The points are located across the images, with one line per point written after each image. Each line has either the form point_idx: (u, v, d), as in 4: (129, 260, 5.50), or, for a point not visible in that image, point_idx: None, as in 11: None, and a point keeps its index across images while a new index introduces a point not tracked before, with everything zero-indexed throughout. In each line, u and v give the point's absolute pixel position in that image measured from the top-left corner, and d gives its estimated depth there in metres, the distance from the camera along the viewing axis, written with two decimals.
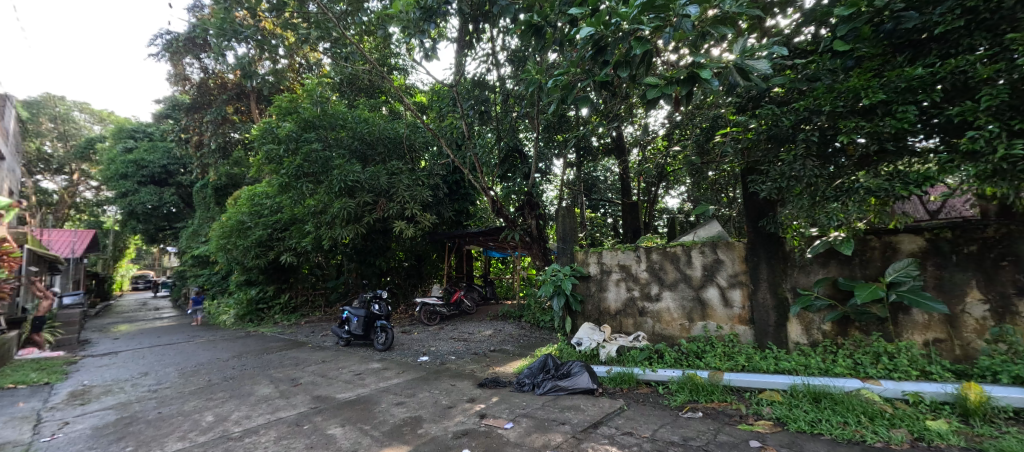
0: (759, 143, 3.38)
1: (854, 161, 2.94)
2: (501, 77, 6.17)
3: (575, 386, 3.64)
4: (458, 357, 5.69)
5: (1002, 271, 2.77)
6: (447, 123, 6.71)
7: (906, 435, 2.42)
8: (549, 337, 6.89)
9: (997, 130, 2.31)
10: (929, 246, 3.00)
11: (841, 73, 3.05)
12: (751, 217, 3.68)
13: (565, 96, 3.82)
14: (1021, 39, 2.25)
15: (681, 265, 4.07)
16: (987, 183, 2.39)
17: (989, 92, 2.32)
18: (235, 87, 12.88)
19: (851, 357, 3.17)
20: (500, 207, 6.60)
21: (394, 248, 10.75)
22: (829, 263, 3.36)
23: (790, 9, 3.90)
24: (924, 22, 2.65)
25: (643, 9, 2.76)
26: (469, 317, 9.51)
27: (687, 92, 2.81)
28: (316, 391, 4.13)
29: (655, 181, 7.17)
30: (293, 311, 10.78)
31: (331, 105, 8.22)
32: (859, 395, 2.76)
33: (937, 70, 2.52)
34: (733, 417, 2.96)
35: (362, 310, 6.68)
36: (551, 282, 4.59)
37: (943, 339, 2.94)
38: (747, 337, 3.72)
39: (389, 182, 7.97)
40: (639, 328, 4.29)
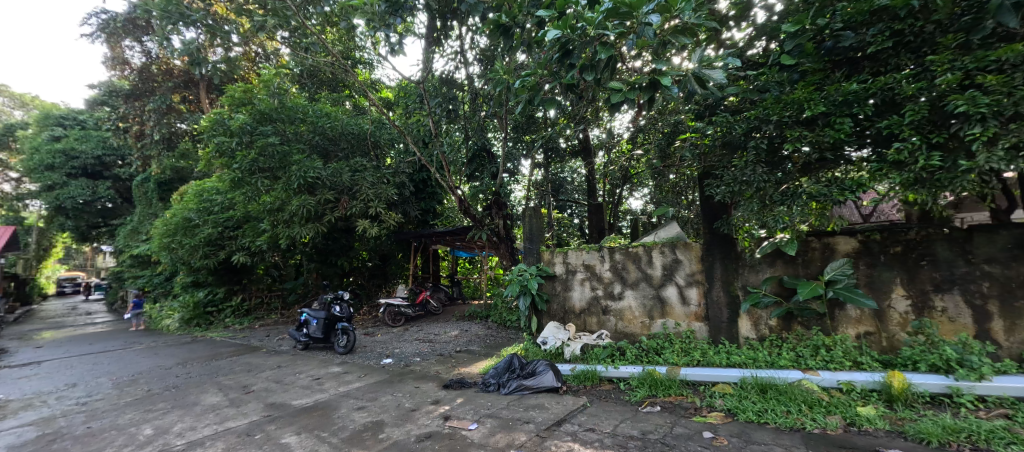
0: (715, 149, 3.59)
1: (798, 167, 3.15)
2: (469, 76, 6.13)
3: (540, 385, 3.68)
4: (423, 358, 5.61)
5: (922, 270, 3.06)
6: (414, 120, 6.58)
7: (840, 421, 2.62)
8: (516, 337, 6.92)
9: (918, 142, 2.54)
10: (861, 246, 3.27)
11: (788, 86, 3.26)
12: (707, 219, 3.86)
13: (533, 98, 3.86)
14: (939, 61, 2.51)
15: (642, 265, 4.21)
16: (911, 191, 2.63)
17: (912, 108, 2.56)
18: (182, 75, 12.05)
19: (794, 351, 3.40)
20: (467, 206, 6.58)
21: (357, 248, 10.44)
22: (775, 262, 3.59)
23: (744, 23, 4.14)
24: (859, 42, 2.89)
25: (608, 15, 2.84)
26: (435, 318, 9.38)
27: (648, 98, 2.93)
28: (270, 399, 3.93)
29: (620, 184, 7.39)
30: (246, 314, 10.21)
31: (290, 97, 7.87)
32: (801, 386, 2.96)
33: (870, 86, 2.74)
34: (689, 410, 3.10)
35: (322, 312, 6.41)
36: (517, 282, 4.62)
37: (873, 332, 3.22)
38: (702, 333, 3.91)
39: (352, 179, 7.73)
40: (602, 326, 4.41)
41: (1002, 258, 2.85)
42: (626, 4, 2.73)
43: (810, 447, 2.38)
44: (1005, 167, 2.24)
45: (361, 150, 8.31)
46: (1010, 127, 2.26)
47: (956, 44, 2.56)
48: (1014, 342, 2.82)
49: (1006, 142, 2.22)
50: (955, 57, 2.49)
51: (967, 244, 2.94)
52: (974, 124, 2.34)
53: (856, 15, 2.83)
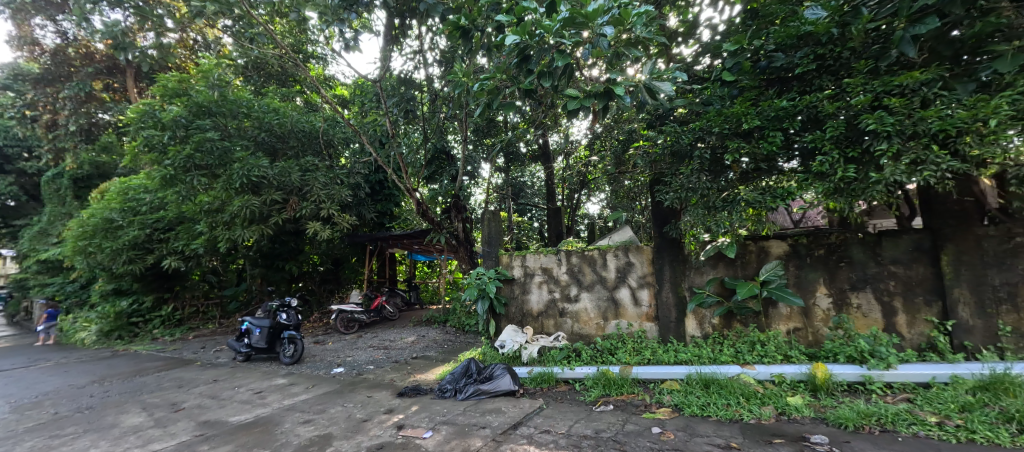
0: (664, 157, 3.79)
1: (737, 176, 3.39)
2: (428, 77, 6.04)
3: (497, 389, 3.67)
4: (376, 366, 5.42)
5: (841, 271, 3.39)
6: (370, 119, 6.37)
7: (773, 410, 2.84)
8: (473, 341, 6.86)
9: (838, 156, 2.82)
10: (791, 249, 3.57)
11: (728, 100, 3.51)
12: (657, 224, 4.06)
13: (491, 101, 3.87)
14: (854, 84, 2.80)
15: (597, 267, 4.33)
16: (832, 199, 2.91)
17: (832, 124, 2.83)
18: (106, 60, 10.98)
19: (733, 347, 3.65)
20: (425, 209, 6.51)
21: (307, 251, 9.92)
22: (718, 264, 3.83)
23: (691, 40, 4.43)
24: (788, 63, 3.17)
25: (564, 24, 2.93)
26: (391, 324, 9.10)
27: (603, 106, 3.04)
28: (203, 416, 3.63)
29: (577, 189, 7.58)
30: (178, 324, 9.36)
31: (234, 90, 7.37)
32: (739, 379, 3.17)
33: (797, 104, 3.02)
34: (639, 407, 3.22)
35: (267, 321, 6.02)
36: (475, 286, 4.59)
37: (801, 327, 3.52)
38: (653, 332, 4.08)
39: (303, 179, 7.36)
40: (559, 328, 4.47)
41: (905, 260, 3.21)
42: (582, 14, 2.83)
43: (747, 436, 2.56)
44: (907, 179, 2.53)
45: (313, 149, 7.93)
46: (909, 144, 2.55)
47: (868, 69, 2.86)
48: (914, 333, 3.18)
49: (907, 157, 2.50)
50: (866, 81, 2.79)
51: (877, 247, 3.29)
52: (882, 141, 2.63)
53: (786, 39, 3.11)
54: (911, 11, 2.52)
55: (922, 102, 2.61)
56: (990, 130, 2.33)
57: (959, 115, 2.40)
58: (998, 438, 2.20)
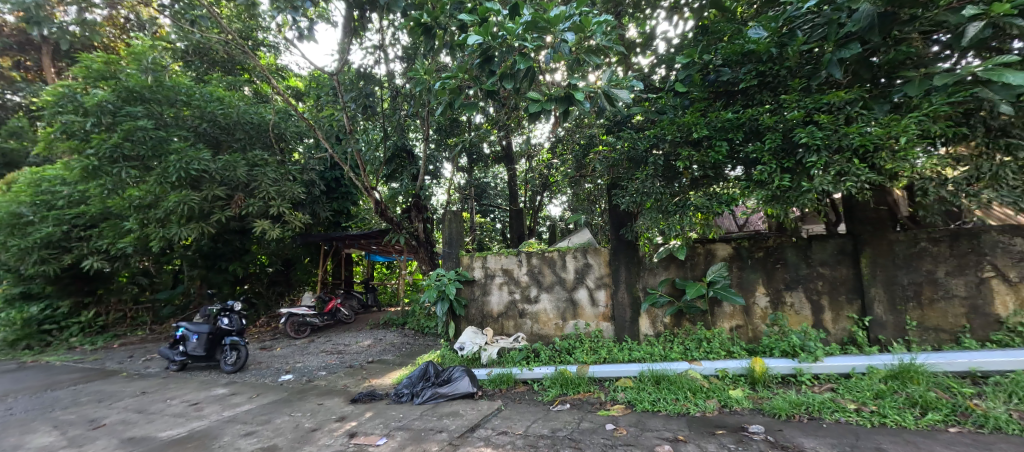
0: (621, 163, 3.93)
1: (688, 183, 3.57)
2: (389, 72, 5.89)
3: (455, 391, 3.63)
4: (329, 372, 5.19)
5: (777, 272, 3.67)
6: (325, 114, 6.11)
7: (716, 404, 3.01)
8: (433, 343, 6.76)
9: (776, 166, 3.04)
10: (734, 252, 3.81)
11: (680, 110, 3.70)
12: (614, 226, 4.19)
13: (453, 101, 3.83)
14: (790, 100, 3.04)
15: (557, 269, 4.40)
16: (770, 206, 3.14)
17: (771, 137, 3.05)
18: (17, 34, 9.81)
19: (682, 344, 3.84)
20: (384, 209, 6.37)
21: (254, 251, 9.33)
22: (669, 266, 4.01)
23: (648, 51, 4.66)
24: (733, 78, 3.39)
25: (527, 28, 2.97)
26: (346, 327, 8.76)
27: (563, 110, 3.11)
28: (128, 432, 3.31)
29: (539, 192, 7.67)
30: (101, 331, 8.48)
31: (172, 76, 6.79)
32: (687, 375, 3.34)
33: (741, 116, 3.23)
34: (595, 405, 3.31)
35: (206, 326, 5.59)
36: (435, 288, 4.51)
37: (742, 325, 3.77)
38: (609, 332, 4.21)
39: (250, 174, 6.91)
40: (519, 329, 4.51)
41: (832, 262, 3.53)
42: (544, 19, 2.88)
43: (693, 428, 2.70)
44: (833, 188, 2.78)
45: (262, 142, 7.48)
46: (835, 157, 2.81)
47: (801, 87, 3.12)
48: (838, 329, 3.49)
49: (833, 169, 2.75)
50: (800, 98, 3.04)
51: (808, 250, 3.59)
52: (812, 154, 2.87)
53: (732, 55, 3.34)
54: (838, 36, 2.78)
55: (846, 119, 2.88)
56: (902, 146, 2.61)
57: (875, 132, 2.67)
58: (905, 421, 2.48)
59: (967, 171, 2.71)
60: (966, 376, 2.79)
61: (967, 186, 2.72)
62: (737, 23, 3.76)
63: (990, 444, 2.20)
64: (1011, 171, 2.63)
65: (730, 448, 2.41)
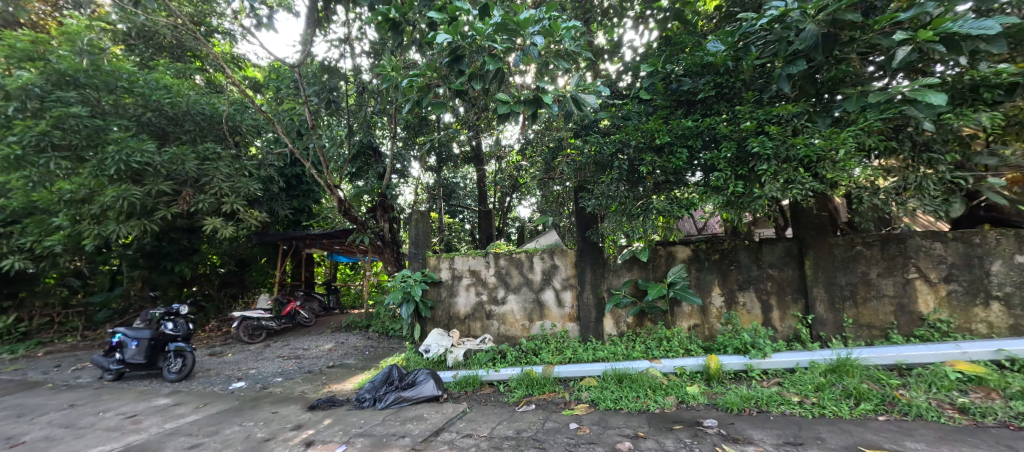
0: (587, 166, 4.02)
1: (651, 187, 3.70)
2: (355, 67, 5.71)
3: (419, 395, 3.57)
4: (285, 378, 4.95)
5: (731, 273, 3.86)
6: (286, 107, 5.83)
7: (674, 400, 3.13)
8: (398, 346, 6.61)
9: (731, 173, 3.21)
10: (693, 254, 3.98)
11: (644, 117, 3.83)
12: (580, 228, 4.26)
13: (421, 99, 3.77)
14: (744, 110, 3.21)
15: (524, 270, 4.42)
16: (725, 211, 3.30)
17: (727, 145, 3.21)
18: None
19: (644, 343, 3.97)
20: (348, 208, 6.18)
21: (204, 251, 8.77)
22: (633, 267, 4.13)
23: (615, 58, 4.81)
24: (693, 88, 3.56)
25: (496, 29, 2.97)
26: (306, 331, 8.40)
27: (531, 112, 3.15)
28: (53, 449, 3.01)
29: (507, 193, 7.66)
30: (23, 338, 7.68)
31: (112, 60, 6.27)
32: (648, 373, 3.45)
33: (699, 124, 3.38)
34: (559, 405, 3.35)
35: (147, 332, 5.18)
36: (400, 289, 4.41)
37: (700, 324, 3.94)
38: (574, 332, 4.27)
39: (201, 169, 6.48)
40: (485, 330, 4.49)
41: (780, 264, 3.76)
42: (514, 22, 2.88)
43: (653, 425, 2.79)
44: (781, 195, 2.96)
45: (216, 135, 7.04)
46: (783, 166, 2.99)
47: (754, 99, 3.32)
48: (785, 326, 3.72)
49: (782, 177, 2.93)
50: (753, 110, 3.22)
51: (759, 253, 3.81)
52: (763, 162, 3.05)
53: (693, 66, 3.51)
54: (787, 53, 2.97)
55: (793, 131, 3.08)
56: (841, 158, 2.82)
57: (818, 144, 2.87)
58: (841, 411, 2.68)
59: (896, 181, 2.97)
60: (893, 368, 3.05)
61: (896, 195, 2.98)
62: (698, 36, 3.95)
63: (913, 429, 2.42)
64: (932, 182, 2.91)
65: (686, 442, 2.51)
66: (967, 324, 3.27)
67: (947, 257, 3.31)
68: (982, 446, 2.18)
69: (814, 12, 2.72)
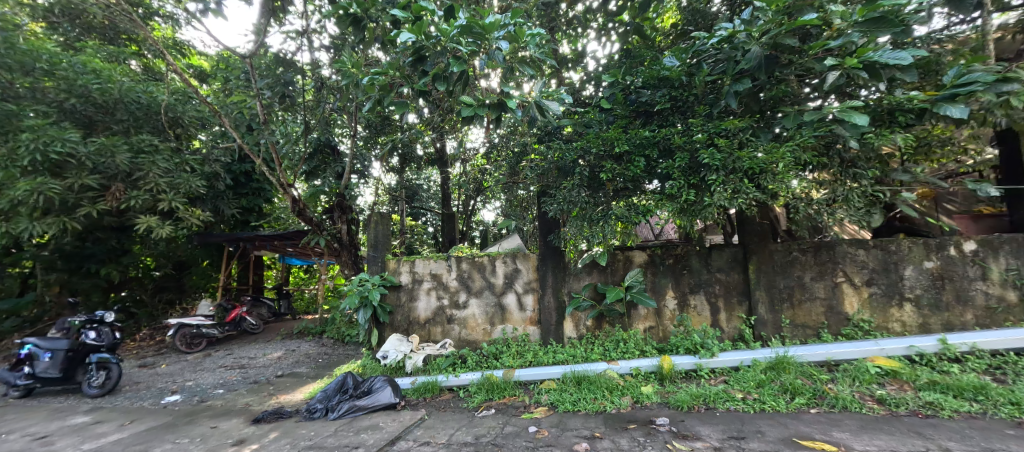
0: (550, 171, 4.09)
1: (611, 193, 3.82)
2: (313, 62, 5.48)
3: (375, 403, 3.46)
4: (228, 390, 4.62)
5: (684, 277, 4.06)
6: (235, 100, 5.49)
7: (630, 400, 3.24)
8: (354, 353, 6.35)
9: (684, 182, 3.38)
10: (649, 259, 4.14)
11: (605, 125, 3.95)
12: (542, 233, 4.31)
13: (383, 98, 3.68)
14: (696, 123, 3.40)
15: (486, 273, 4.41)
16: (679, 218, 3.48)
17: (681, 155, 3.37)
18: None
19: (602, 345, 4.08)
20: (302, 208, 5.90)
21: (137, 252, 8.02)
22: (592, 271, 4.24)
23: (578, 67, 4.96)
24: (651, 99, 3.73)
25: (462, 32, 2.95)
26: (252, 338, 7.89)
27: (495, 116, 3.16)
28: None
29: (471, 197, 7.60)
30: None
31: (30, 38, 5.65)
32: (605, 374, 3.54)
33: (656, 135, 3.54)
34: (519, 409, 3.36)
35: (63, 342, 4.61)
36: (356, 294, 4.26)
37: (654, 326, 4.10)
38: (535, 335, 4.31)
39: (134, 162, 5.95)
40: (446, 335, 4.42)
41: (727, 269, 4.00)
42: (479, 25, 2.87)
43: (609, 425, 2.87)
44: (728, 204, 3.16)
45: (153, 125, 6.51)
46: (730, 177, 3.19)
47: (706, 113, 3.52)
48: (731, 327, 3.95)
49: (729, 187, 3.13)
50: (704, 123, 3.41)
51: (708, 258, 4.03)
52: (713, 172, 3.24)
53: (651, 79, 3.69)
54: (735, 71, 3.18)
55: (740, 144, 3.29)
56: (781, 170, 3.04)
57: (761, 158, 3.09)
58: (778, 406, 2.88)
59: (827, 194, 3.26)
60: (824, 365, 3.33)
61: (827, 205, 3.26)
62: (655, 51, 4.16)
63: (839, 420, 2.65)
64: (856, 195, 3.21)
65: (640, 441, 2.60)
66: (885, 323, 3.63)
67: (869, 263, 3.67)
68: (896, 433, 2.42)
69: (758, 35, 2.93)
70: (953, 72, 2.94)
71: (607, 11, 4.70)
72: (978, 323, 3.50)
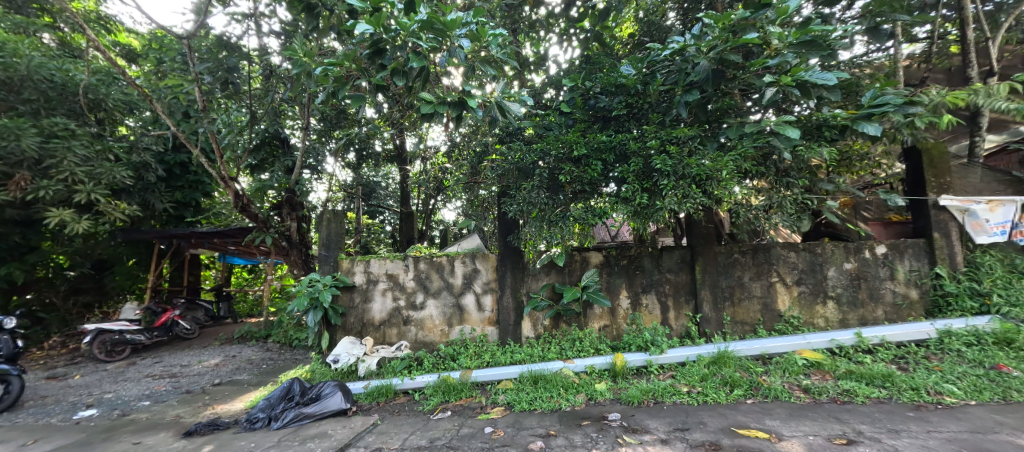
0: (510, 172, 4.11)
1: (569, 196, 3.90)
2: (261, 47, 5.14)
3: (324, 410, 3.31)
4: (155, 401, 4.23)
5: (637, 277, 4.23)
6: (170, 84, 5.05)
7: (584, 397, 3.32)
8: (302, 358, 6.02)
9: (637, 185, 3.52)
10: (604, 259, 4.27)
11: (564, 128, 4.03)
12: (502, 233, 4.32)
13: (338, 90, 3.53)
14: (650, 129, 3.56)
15: (444, 274, 4.36)
16: (633, 220, 3.63)
17: (635, 160, 3.50)
18: None
19: (559, 344, 4.16)
20: (247, 203, 5.52)
21: (46, 250, 7.12)
22: (551, 272, 4.31)
23: (540, 70, 5.04)
24: (608, 105, 3.87)
25: (422, 27, 2.88)
26: (186, 344, 7.27)
27: (456, 115, 3.12)
28: None
29: (431, 195, 7.46)
30: None
31: None
32: (561, 373, 3.61)
33: (612, 140, 3.66)
34: (476, 410, 3.35)
35: None
36: (306, 295, 4.04)
37: (609, 324, 4.24)
38: (493, 335, 4.31)
39: (45, 148, 5.30)
40: (402, 337, 4.32)
41: (676, 269, 4.21)
42: (440, 22, 2.82)
43: (564, 423, 2.93)
44: (678, 207, 3.33)
45: (70, 107, 5.84)
46: (680, 182, 3.36)
47: (659, 121, 3.69)
48: (679, 325, 4.17)
49: (678, 192, 3.30)
50: (657, 130, 3.57)
51: (659, 259, 4.22)
52: (664, 177, 3.39)
53: (609, 85, 3.83)
54: (685, 82, 3.35)
55: (689, 151, 3.47)
56: (724, 177, 3.26)
57: (707, 165, 3.28)
58: (719, 398, 3.08)
59: (765, 200, 3.53)
60: (759, 358, 3.59)
61: (765, 211, 3.54)
62: (614, 58, 4.32)
63: (771, 409, 2.88)
64: (789, 202, 3.50)
65: (592, 437, 2.68)
66: (811, 319, 3.98)
67: (799, 264, 4.01)
68: (818, 419, 2.67)
69: (706, 50, 3.10)
70: (869, 94, 3.25)
71: (569, 17, 4.80)
72: (888, 318, 3.93)
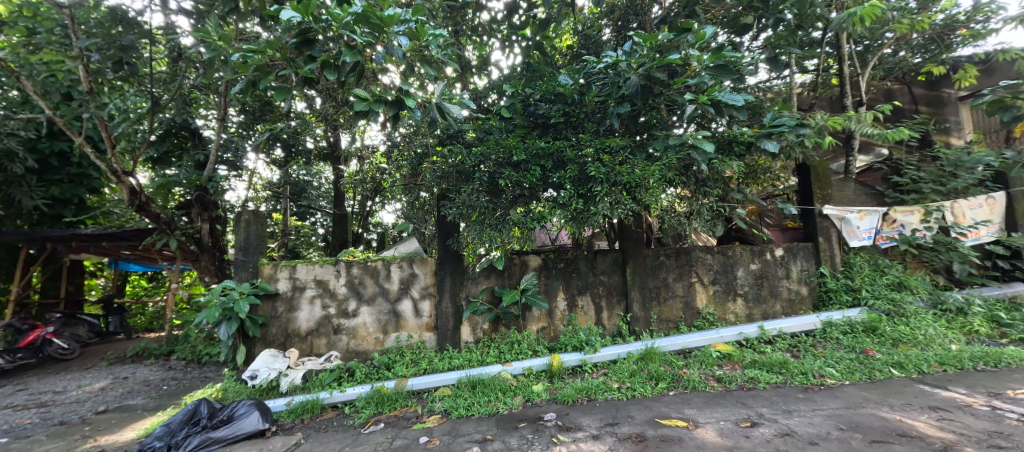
0: (450, 175, 4.07)
1: (509, 200, 3.94)
2: (169, 26, 4.58)
3: (237, 432, 2.99)
4: (15, 437, 3.54)
5: (573, 279, 4.38)
6: (48, 60, 4.35)
7: (521, 399, 3.36)
8: (212, 375, 5.40)
9: (574, 191, 3.65)
10: (543, 263, 4.37)
11: (505, 132, 4.08)
12: (441, 237, 4.24)
13: (260, 79, 3.25)
14: (585, 138, 3.73)
15: (379, 279, 4.17)
16: (570, 225, 3.76)
17: (572, 167, 3.64)
18: None
19: (497, 348, 4.17)
20: (145, 201, 4.85)
21: None
22: (490, 275, 4.32)
23: (483, 73, 5.06)
24: (547, 112, 3.98)
25: (357, 20, 2.75)
26: (61, 366, 6.20)
27: (392, 114, 3.01)
28: None
29: (366, 197, 7.10)
30: None
31: None
32: (499, 376, 3.62)
33: (550, 146, 3.78)
34: (411, 419, 3.23)
35: None
36: (218, 306, 3.64)
37: (546, 326, 4.34)
38: (430, 342, 4.21)
39: None
40: (332, 347, 4.06)
41: (609, 271, 4.43)
42: (377, 16, 2.72)
43: (500, 426, 2.94)
44: (610, 213, 3.52)
45: None
46: (613, 188, 3.54)
47: (595, 130, 3.88)
48: (611, 324, 4.38)
49: (610, 198, 3.49)
50: (592, 139, 3.76)
51: (593, 262, 4.42)
52: (599, 184, 3.55)
53: (547, 94, 3.94)
54: (617, 95, 3.55)
55: (621, 160, 3.68)
56: (651, 185, 3.50)
57: (637, 173, 3.50)
58: (646, 391, 3.28)
59: (686, 208, 3.86)
60: (680, 353, 3.90)
61: (686, 217, 3.87)
62: (552, 68, 4.48)
63: (689, 399, 3.13)
64: (705, 209, 3.86)
65: (528, 438, 2.71)
66: (724, 314, 4.40)
67: (714, 266, 4.43)
68: (728, 405, 2.96)
69: (636, 66, 3.34)
70: (770, 116, 3.69)
71: (511, 24, 4.88)
72: (785, 312, 4.46)
